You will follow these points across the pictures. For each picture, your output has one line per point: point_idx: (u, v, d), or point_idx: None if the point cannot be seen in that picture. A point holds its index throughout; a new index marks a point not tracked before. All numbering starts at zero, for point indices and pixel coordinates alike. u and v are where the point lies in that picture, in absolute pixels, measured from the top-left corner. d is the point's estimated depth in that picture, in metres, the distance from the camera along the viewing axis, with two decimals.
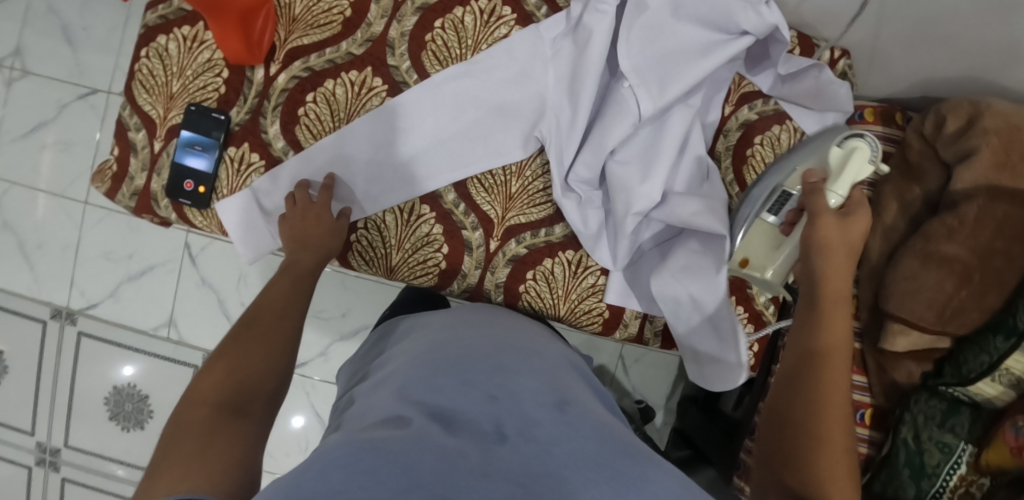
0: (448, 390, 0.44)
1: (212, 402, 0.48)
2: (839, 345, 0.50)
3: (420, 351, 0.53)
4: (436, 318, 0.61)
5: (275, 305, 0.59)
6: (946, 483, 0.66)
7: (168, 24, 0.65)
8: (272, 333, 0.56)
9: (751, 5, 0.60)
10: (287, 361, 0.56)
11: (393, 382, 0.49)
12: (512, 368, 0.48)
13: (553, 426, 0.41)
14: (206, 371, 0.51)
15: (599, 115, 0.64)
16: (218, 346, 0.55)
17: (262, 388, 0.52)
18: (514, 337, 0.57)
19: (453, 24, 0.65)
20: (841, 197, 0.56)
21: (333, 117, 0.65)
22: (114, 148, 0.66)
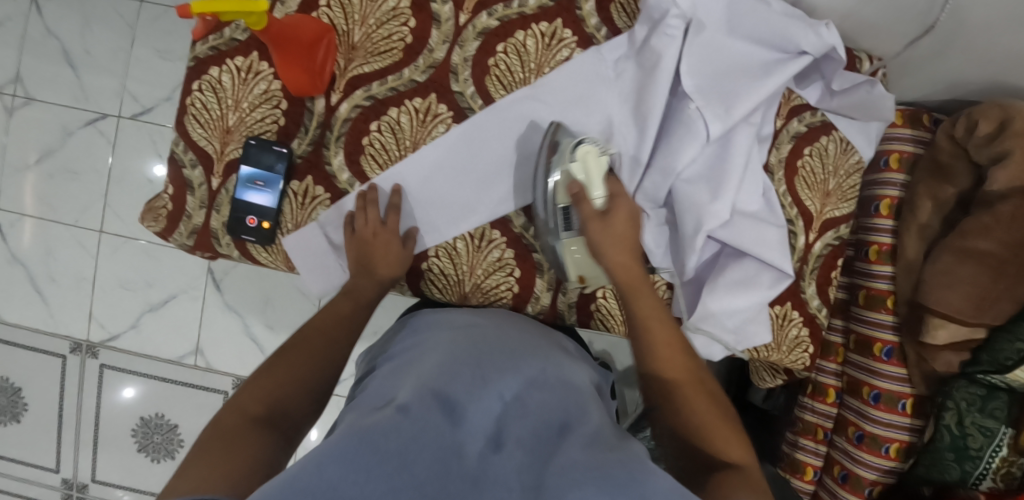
0: (463, 384, 0.48)
1: (246, 415, 0.51)
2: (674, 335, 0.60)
3: (449, 343, 0.56)
4: (455, 316, 0.63)
5: (326, 331, 0.61)
6: (990, 465, 0.72)
7: (220, 55, 0.62)
8: (309, 353, 0.58)
9: (811, 27, 0.63)
10: (325, 382, 0.57)
11: (410, 371, 0.51)
12: (534, 379, 0.50)
13: (545, 446, 0.42)
14: (251, 385, 0.55)
15: (666, 136, 0.65)
16: (266, 360, 0.58)
17: (295, 405, 0.54)
18: (533, 341, 0.59)
19: (515, 48, 0.65)
20: (602, 196, 0.59)
21: (399, 145, 0.64)
22: (168, 186, 0.64)
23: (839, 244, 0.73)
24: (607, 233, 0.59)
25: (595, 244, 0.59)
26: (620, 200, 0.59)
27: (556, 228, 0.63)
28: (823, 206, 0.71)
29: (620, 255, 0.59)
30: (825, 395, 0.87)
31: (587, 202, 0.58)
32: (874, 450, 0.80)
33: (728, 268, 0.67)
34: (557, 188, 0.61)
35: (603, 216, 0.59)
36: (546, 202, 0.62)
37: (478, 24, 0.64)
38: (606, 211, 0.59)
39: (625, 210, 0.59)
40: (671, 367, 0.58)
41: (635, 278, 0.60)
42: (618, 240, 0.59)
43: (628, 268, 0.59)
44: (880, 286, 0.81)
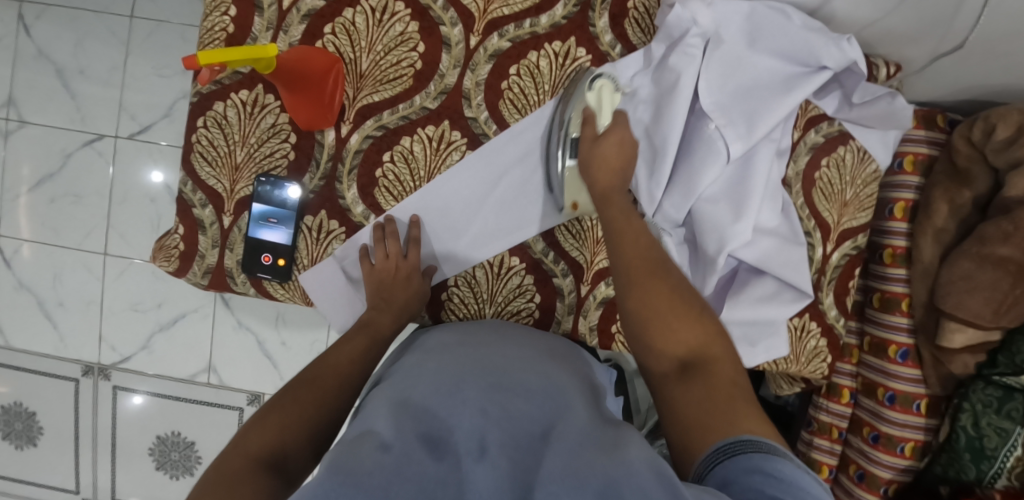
0: (444, 411, 0.47)
1: (249, 457, 0.46)
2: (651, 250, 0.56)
3: (433, 363, 0.56)
4: (443, 333, 0.61)
5: (339, 367, 0.56)
6: (1005, 464, 0.73)
7: (224, 89, 0.61)
8: (317, 395, 0.53)
9: (833, 40, 0.61)
10: (331, 427, 0.52)
11: (392, 394, 0.52)
12: (514, 387, 0.51)
13: (530, 454, 0.43)
14: (256, 424, 0.50)
15: (688, 155, 0.64)
16: (269, 400, 0.53)
17: (299, 446, 0.49)
18: (527, 348, 0.59)
19: (529, 70, 0.63)
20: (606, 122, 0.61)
21: (413, 176, 0.63)
22: (179, 225, 0.63)
23: (857, 254, 0.72)
24: (598, 152, 0.59)
25: (586, 164, 0.60)
26: (617, 125, 0.61)
27: (561, 151, 0.62)
28: (841, 216, 0.71)
29: (606, 172, 0.59)
30: (840, 396, 0.86)
31: (594, 124, 0.60)
32: (890, 450, 0.82)
33: (748, 285, 0.67)
34: (568, 116, 0.61)
35: (598, 137, 0.60)
36: (554, 132, 0.62)
37: (489, 47, 0.63)
38: (603, 133, 0.60)
39: (619, 135, 0.60)
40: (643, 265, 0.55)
41: (609, 187, 0.59)
42: (604, 161, 0.59)
43: (610, 181, 0.59)
44: (895, 290, 0.81)
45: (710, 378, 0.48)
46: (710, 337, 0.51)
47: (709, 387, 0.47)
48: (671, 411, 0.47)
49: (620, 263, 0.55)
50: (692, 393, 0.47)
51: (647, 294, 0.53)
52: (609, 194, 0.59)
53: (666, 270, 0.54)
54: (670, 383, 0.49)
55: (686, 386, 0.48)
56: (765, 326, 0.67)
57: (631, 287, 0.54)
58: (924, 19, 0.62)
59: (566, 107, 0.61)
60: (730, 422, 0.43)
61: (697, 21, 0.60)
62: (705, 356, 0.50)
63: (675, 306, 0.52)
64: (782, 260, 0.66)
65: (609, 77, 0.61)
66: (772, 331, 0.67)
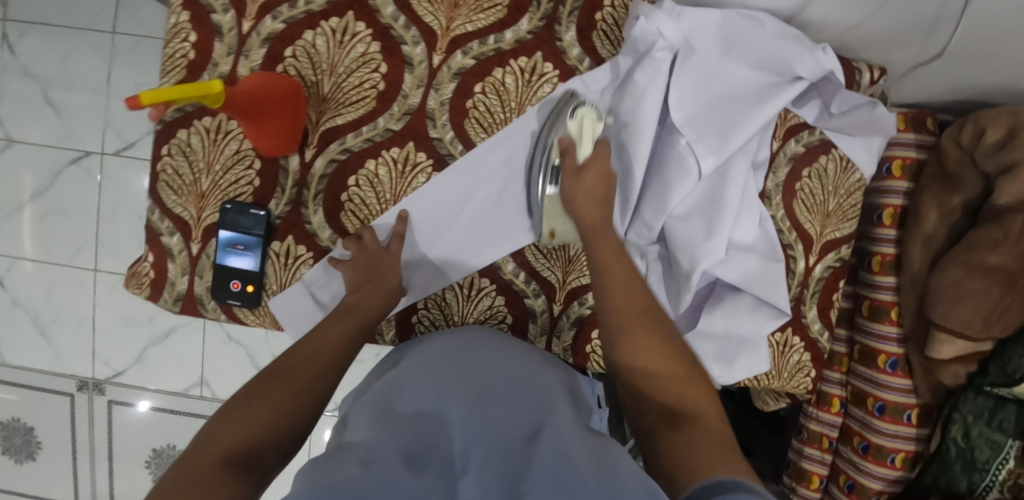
0: (425, 429, 0.45)
1: (219, 455, 0.42)
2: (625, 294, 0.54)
3: (411, 377, 0.54)
4: (437, 341, 0.60)
5: (315, 357, 0.52)
6: (997, 477, 0.70)
7: (186, 117, 0.60)
8: (293, 387, 0.49)
9: (807, 50, 0.60)
10: (307, 423, 0.49)
11: (373, 408, 0.50)
12: (497, 400, 0.49)
13: (516, 466, 0.41)
14: (222, 422, 0.46)
15: (659, 172, 0.63)
16: (237, 394, 0.49)
17: (270, 443, 0.45)
18: (516, 357, 0.57)
19: (494, 87, 0.62)
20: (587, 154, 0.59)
21: (380, 199, 0.62)
22: (148, 253, 0.63)
23: (841, 266, 0.70)
24: (581, 184, 0.57)
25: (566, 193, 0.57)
26: (597, 156, 0.58)
27: (542, 178, 0.61)
28: (823, 228, 0.69)
29: (589, 206, 0.56)
30: (830, 405, 0.84)
31: (573, 155, 0.57)
32: (879, 460, 0.80)
33: (723, 300, 0.66)
34: (549, 144, 0.60)
35: (579, 168, 0.57)
36: (538, 153, 0.61)
37: (453, 65, 0.61)
38: (584, 165, 0.58)
39: (600, 168, 0.57)
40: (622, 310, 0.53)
41: (597, 223, 0.56)
42: (588, 192, 0.57)
43: (596, 216, 0.56)
44: (885, 298, 0.79)
45: (699, 429, 0.47)
46: (697, 391, 0.51)
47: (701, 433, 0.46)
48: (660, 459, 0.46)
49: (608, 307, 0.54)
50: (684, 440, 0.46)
51: (636, 350, 0.52)
52: (597, 230, 0.56)
53: (656, 319, 0.54)
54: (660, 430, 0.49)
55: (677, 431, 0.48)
56: (740, 342, 0.65)
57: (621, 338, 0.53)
58: (906, 21, 0.60)
59: (549, 132, 0.60)
60: (723, 462, 0.42)
61: (662, 34, 0.58)
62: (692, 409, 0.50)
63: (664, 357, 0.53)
64: (758, 277, 0.65)
65: (592, 106, 0.59)
66: (751, 347, 0.65)
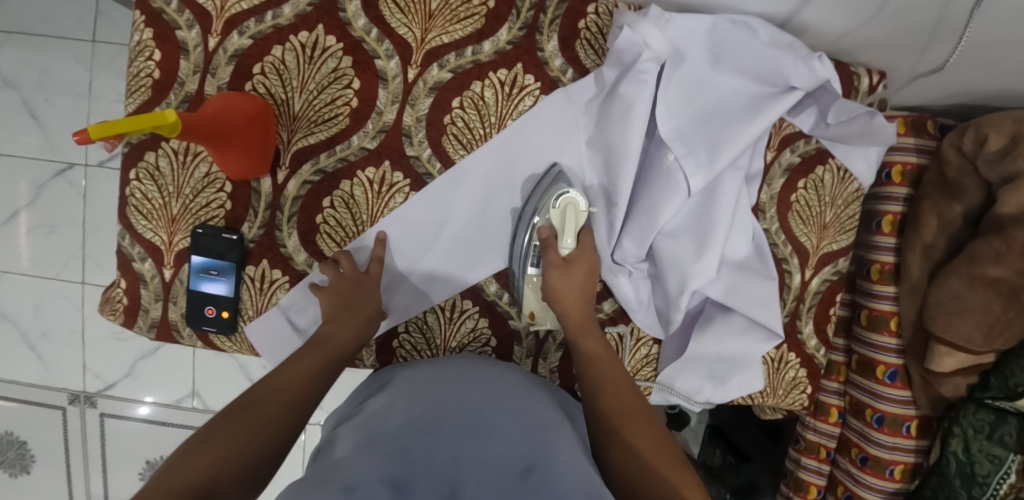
0: (411, 456, 0.42)
1: (170, 493, 0.40)
2: (623, 394, 0.53)
3: (400, 405, 0.51)
4: (428, 367, 0.57)
5: (287, 390, 0.51)
6: (998, 491, 0.68)
7: (153, 139, 0.58)
8: (257, 424, 0.47)
9: (802, 59, 0.56)
10: (270, 459, 0.46)
11: (365, 433, 0.48)
12: (486, 430, 0.46)
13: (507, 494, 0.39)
14: (183, 460, 0.43)
15: (647, 188, 0.60)
16: (200, 430, 0.47)
17: (230, 484, 0.43)
18: (503, 382, 0.54)
19: (473, 101, 0.59)
20: (570, 247, 0.59)
21: (356, 220, 0.60)
22: (120, 280, 0.61)
23: (838, 279, 0.67)
24: (567, 282, 0.58)
25: (551, 287, 0.58)
26: (582, 249, 0.60)
27: (526, 257, 0.61)
28: (820, 240, 0.66)
29: (574, 302, 0.58)
30: (827, 415, 0.83)
31: (555, 249, 0.59)
32: (878, 472, 0.78)
33: (714, 320, 0.64)
34: (534, 226, 0.61)
35: (564, 263, 0.59)
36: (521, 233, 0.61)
37: (429, 79, 0.58)
38: (569, 257, 0.59)
39: (586, 262, 0.59)
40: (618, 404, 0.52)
41: (583, 321, 0.58)
42: (572, 290, 0.58)
43: (581, 313, 0.58)
44: (884, 308, 0.76)
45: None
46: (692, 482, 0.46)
47: None
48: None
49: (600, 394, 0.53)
50: None
51: (630, 435, 0.49)
52: (584, 326, 0.57)
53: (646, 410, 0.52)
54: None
55: None
56: (732, 362, 0.64)
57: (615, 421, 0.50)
58: (905, 25, 0.57)
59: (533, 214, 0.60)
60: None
61: (648, 44, 0.55)
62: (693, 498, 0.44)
63: (656, 448, 0.48)
64: (750, 296, 0.62)
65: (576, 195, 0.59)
66: (745, 367, 0.63)
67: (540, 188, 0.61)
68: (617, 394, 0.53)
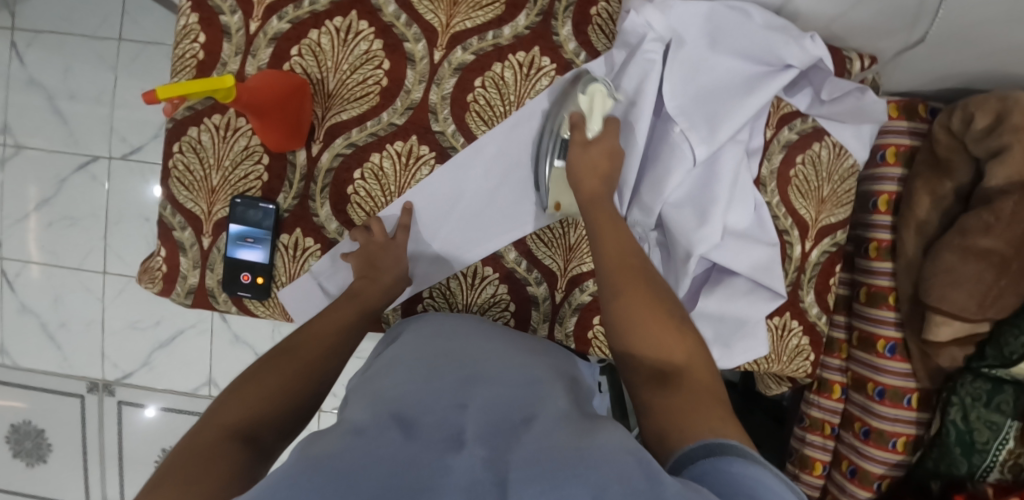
0: (419, 400, 0.46)
1: (227, 428, 0.44)
2: (625, 264, 0.53)
3: (410, 360, 0.53)
4: (432, 322, 0.60)
5: (323, 340, 0.54)
6: (997, 457, 0.73)
7: (196, 115, 0.62)
8: (297, 367, 0.51)
9: (795, 40, 0.62)
10: (311, 400, 0.50)
11: (373, 388, 0.49)
12: (493, 382, 0.49)
13: (507, 434, 0.42)
14: (231, 395, 0.47)
15: (654, 160, 0.65)
16: (246, 369, 0.51)
17: (277, 418, 0.47)
18: (516, 345, 0.59)
19: (493, 81, 0.64)
20: (597, 128, 0.60)
21: (384, 191, 0.64)
22: (161, 249, 0.65)
23: (837, 250, 0.71)
24: (587, 157, 0.59)
25: (574, 166, 0.59)
26: (606, 133, 0.60)
27: (552, 152, 0.63)
28: (818, 213, 0.70)
29: (594, 183, 0.58)
30: (831, 391, 0.85)
31: (582, 129, 0.60)
32: (881, 444, 0.80)
33: (719, 284, 0.68)
34: (560, 119, 0.62)
35: (587, 142, 0.60)
36: (546, 133, 0.63)
37: (453, 60, 0.63)
38: (593, 140, 0.60)
39: (607, 144, 0.60)
40: (619, 275, 0.52)
41: (596, 197, 0.58)
42: (591, 165, 0.59)
43: (597, 189, 0.58)
44: (881, 283, 0.80)
45: (689, 385, 0.46)
46: (689, 347, 0.49)
47: (687, 399, 0.44)
48: (648, 418, 0.45)
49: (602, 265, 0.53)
50: (672, 404, 0.44)
51: (628, 303, 0.50)
52: (595, 200, 0.57)
53: (650, 277, 0.52)
54: (648, 389, 0.47)
55: (665, 391, 0.45)
56: (739, 325, 0.67)
57: (615, 296, 0.51)
58: (891, 10, 0.62)
59: (561, 108, 0.62)
60: (708, 422, 0.41)
61: (651, 26, 0.60)
62: (681, 362, 0.47)
63: (655, 315, 0.50)
64: (753, 263, 0.66)
65: (603, 82, 0.60)
66: (748, 332, 0.67)
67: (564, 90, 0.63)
68: (621, 264, 0.53)
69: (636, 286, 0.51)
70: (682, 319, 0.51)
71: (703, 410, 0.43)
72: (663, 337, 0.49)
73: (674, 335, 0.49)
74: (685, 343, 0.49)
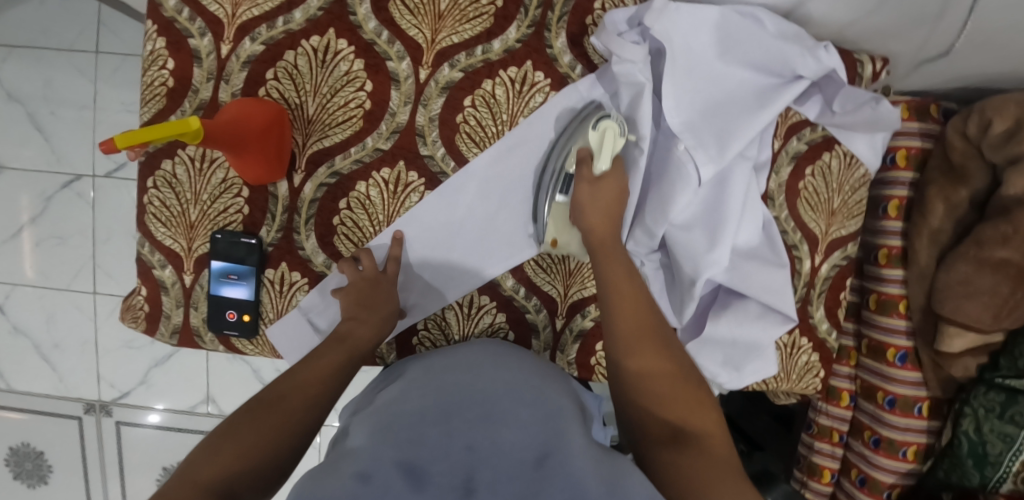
0: (424, 443, 0.41)
1: (197, 488, 0.41)
2: (635, 318, 0.53)
3: (414, 393, 0.50)
4: (442, 355, 0.57)
5: (310, 385, 0.52)
6: (1010, 469, 0.69)
7: (170, 147, 0.58)
8: (280, 416, 0.48)
9: (807, 50, 0.58)
10: (294, 453, 0.48)
11: (376, 422, 0.46)
12: (501, 414, 0.45)
13: (523, 478, 0.39)
14: (209, 451, 0.45)
15: (657, 180, 0.61)
16: (225, 421, 0.48)
17: (255, 476, 0.44)
18: (522, 365, 0.55)
19: (484, 100, 0.60)
20: (604, 168, 0.57)
21: (372, 221, 0.61)
22: (141, 287, 0.62)
23: (848, 264, 0.68)
24: (596, 196, 0.56)
25: (578, 205, 0.57)
26: (615, 171, 0.57)
27: (554, 186, 0.60)
28: (828, 226, 0.67)
29: (601, 217, 0.56)
30: (839, 399, 0.83)
31: (590, 165, 0.57)
32: (891, 454, 0.79)
33: (728, 307, 0.65)
34: (567, 151, 0.59)
35: (595, 179, 0.57)
36: (551, 167, 0.60)
37: (441, 79, 0.59)
38: (601, 177, 0.57)
39: (616, 181, 0.57)
40: (627, 326, 0.52)
41: (608, 239, 0.56)
42: (600, 203, 0.56)
43: (606, 229, 0.56)
44: (892, 291, 0.77)
45: (707, 452, 0.45)
46: (703, 412, 0.49)
47: (704, 463, 0.44)
48: (665, 480, 0.44)
49: (614, 319, 0.53)
50: (689, 464, 0.44)
51: (643, 363, 0.51)
52: (606, 246, 0.56)
53: (665, 338, 0.53)
54: (662, 449, 0.46)
55: (679, 453, 0.45)
56: (748, 347, 0.65)
57: (631, 361, 0.51)
58: (906, 13, 0.58)
59: (567, 141, 0.59)
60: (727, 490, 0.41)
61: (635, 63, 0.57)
62: (697, 430, 0.47)
63: (669, 375, 0.50)
64: (764, 282, 0.63)
65: (615, 119, 0.56)
66: (758, 354, 0.64)
67: (576, 120, 0.60)
68: (626, 318, 0.53)
69: (642, 350, 0.51)
70: (699, 385, 0.51)
71: (722, 477, 0.43)
72: (678, 402, 0.49)
73: (694, 405, 0.49)
74: (704, 413, 0.49)
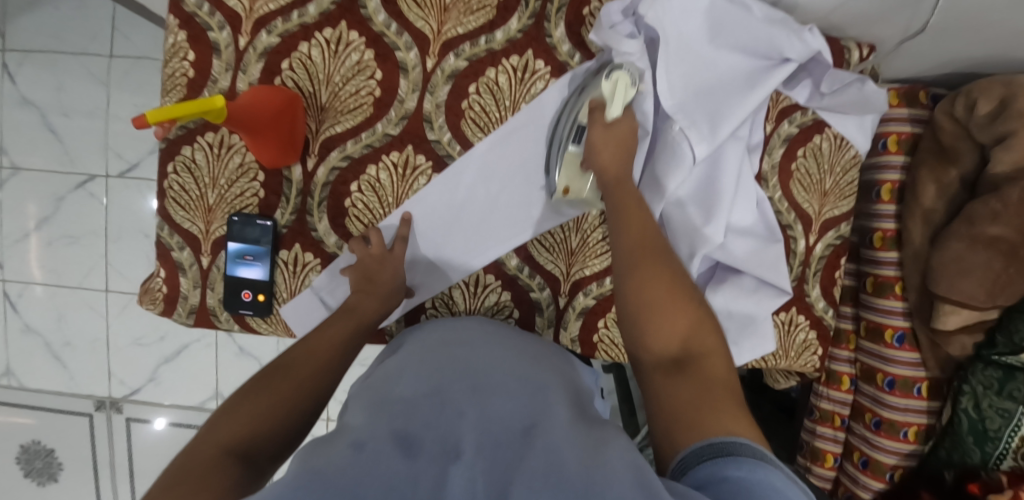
0: (414, 413, 0.42)
1: (219, 447, 0.43)
2: (642, 244, 0.55)
3: (414, 365, 0.51)
4: (438, 329, 0.58)
5: (319, 356, 0.54)
6: (1010, 444, 0.70)
7: (189, 133, 0.61)
8: (292, 383, 0.50)
9: (795, 34, 0.61)
10: (306, 418, 0.50)
11: (372, 395, 0.47)
12: (492, 387, 0.47)
13: (507, 442, 0.39)
14: (226, 414, 0.47)
15: (653, 161, 0.64)
16: (240, 387, 0.50)
17: (272, 438, 0.46)
18: (515, 346, 0.56)
19: (488, 87, 0.63)
20: (616, 114, 0.60)
21: (382, 202, 0.64)
22: (159, 269, 0.64)
23: (842, 243, 0.71)
24: (607, 139, 0.59)
25: (591, 152, 0.60)
26: (626, 117, 0.60)
27: (568, 136, 0.62)
28: (821, 207, 0.69)
29: (611, 155, 0.59)
30: (840, 383, 0.84)
31: (602, 112, 0.59)
32: (892, 435, 0.80)
33: (725, 283, 0.67)
34: (578, 106, 0.61)
35: (608, 124, 0.59)
36: (564, 117, 0.62)
37: (446, 67, 0.62)
38: (613, 122, 0.60)
39: (626, 127, 0.60)
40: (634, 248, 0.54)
41: (620, 177, 0.59)
42: (610, 150, 0.59)
43: (617, 167, 0.59)
44: (888, 273, 0.79)
45: (705, 377, 0.47)
46: (708, 338, 0.50)
47: (700, 388, 0.45)
48: (659, 405, 0.46)
49: (622, 243, 0.55)
50: (683, 390, 0.45)
51: (649, 285, 0.52)
52: (619, 181, 0.58)
53: (670, 266, 0.54)
54: (661, 374, 0.48)
55: (673, 379, 0.47)
56: (745, 322, 0.67)
57: (637, 286, 0.52)
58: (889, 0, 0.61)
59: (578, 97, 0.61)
60: (718, 417, 0.42)
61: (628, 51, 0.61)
62: (700, 354, 0.49)
63: (673, 299, 0.51)
64: (759, 258, 0.66)
65: (628, 69, 0.59)
66: (756, 329, 0.67)
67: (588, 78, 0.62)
68: (633, 242, 0.55)
69: (648, 272, 0.53)
70: (704, 310, 0.52)
71: (716, 403, 0.44)
72: (682, 328, 0.50)
73: (700, 331, 0.50)
74: (709, 340, 0.50)
